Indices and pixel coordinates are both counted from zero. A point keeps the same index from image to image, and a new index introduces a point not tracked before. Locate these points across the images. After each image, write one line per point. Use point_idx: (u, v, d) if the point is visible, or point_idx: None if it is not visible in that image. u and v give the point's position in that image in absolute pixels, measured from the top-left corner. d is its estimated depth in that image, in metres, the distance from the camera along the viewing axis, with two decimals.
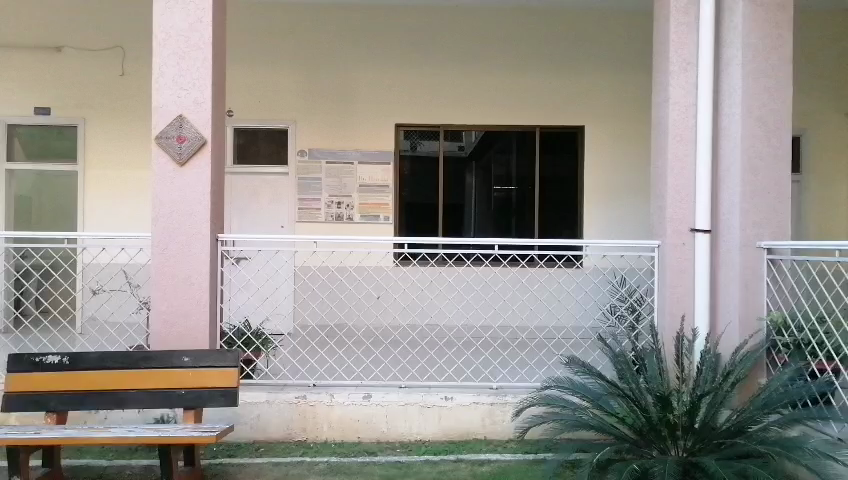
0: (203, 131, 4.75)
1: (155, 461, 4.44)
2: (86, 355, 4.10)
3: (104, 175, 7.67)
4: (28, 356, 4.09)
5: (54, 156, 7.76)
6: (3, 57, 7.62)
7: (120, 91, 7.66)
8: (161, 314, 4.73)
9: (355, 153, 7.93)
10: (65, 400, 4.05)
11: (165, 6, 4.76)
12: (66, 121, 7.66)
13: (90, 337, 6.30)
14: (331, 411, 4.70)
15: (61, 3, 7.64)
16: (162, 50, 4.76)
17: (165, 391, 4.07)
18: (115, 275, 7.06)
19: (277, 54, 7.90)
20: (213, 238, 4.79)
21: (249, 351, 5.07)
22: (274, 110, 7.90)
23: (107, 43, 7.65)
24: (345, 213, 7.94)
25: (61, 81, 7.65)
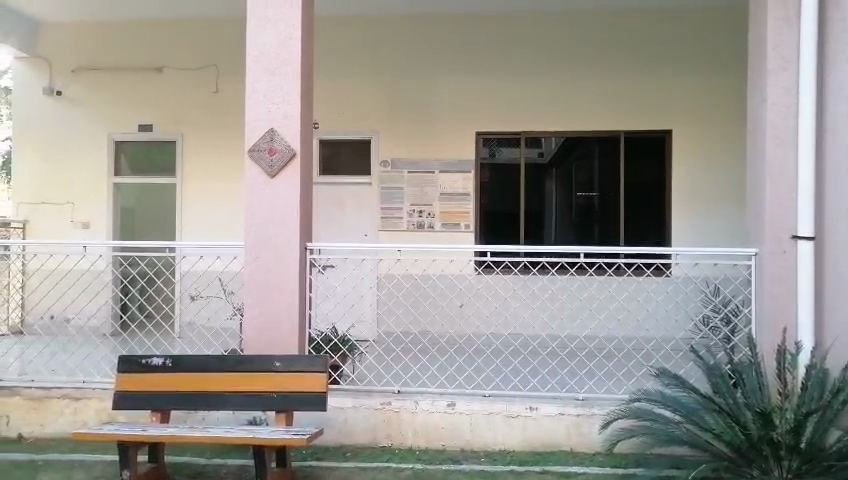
0: (293, 144, 4.94)
1: (249, 461, 4.64)
2: (187, 357, 4.35)
3: (201, 187, 8.10)
4: (136, 357, 4.37)
5: (156, 170, 8.27)
6: (112, 78, 8.22)
7: (214, 107, 8.07)
8: (254, 320, 4.94)
9: (436, 162, 8.01)
10: (168, 400, 4.30)
11: (257, 25, 5.00)
12: (166, 137, 8.15)
13: (188, 340, 6.65)
14: (415, 418, 4.76)
15: (162, 27, 8.16)
16: (255, 67, 4.99)
17: (259, 394, 4.25)
18: (211, 282, 7.44)
19: (359, 66, 8.11)
20: (302, 247, 4.97)
21: (336, 357, 5.21)
22: (357, 121, 8.11)
23: (203, 62, 8.10)
24: (426, 221, 8.02)
25: (162, 99, 8.16)
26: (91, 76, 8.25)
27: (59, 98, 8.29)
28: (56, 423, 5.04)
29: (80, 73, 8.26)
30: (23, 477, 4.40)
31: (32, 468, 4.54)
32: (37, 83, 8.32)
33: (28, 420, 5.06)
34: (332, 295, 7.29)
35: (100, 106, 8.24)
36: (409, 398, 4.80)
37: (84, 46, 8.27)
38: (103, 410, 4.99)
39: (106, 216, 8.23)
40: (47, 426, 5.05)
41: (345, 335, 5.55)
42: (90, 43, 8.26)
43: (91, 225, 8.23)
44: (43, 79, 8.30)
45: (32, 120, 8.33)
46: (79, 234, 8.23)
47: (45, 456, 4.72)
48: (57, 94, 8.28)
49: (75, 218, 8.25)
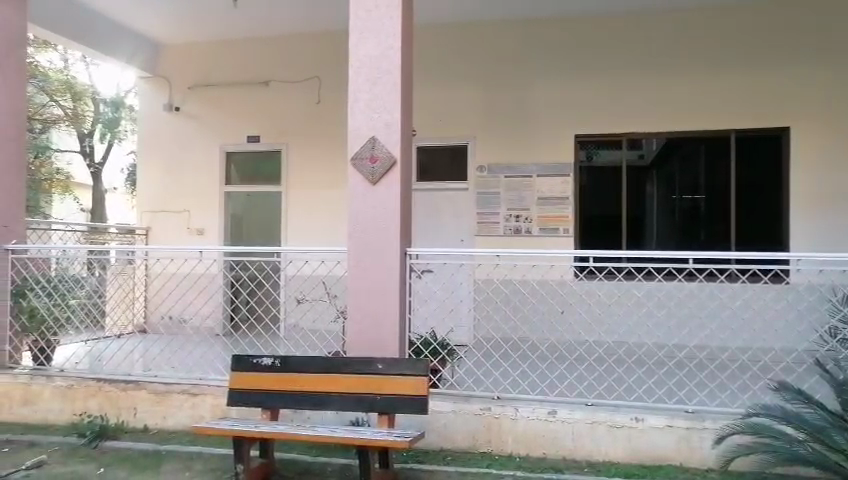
0: (394, 151, 5.05)
1: (353, 461, 4.76)
2: (295, 358, 4.54)
3: (304, 195, 8.42)
4: (247, 357, 4.61)
5: (263, 178, 8.69)
6: (224, 93, 8.74)
7: (317, 117, 8.39)
8: (356, 323, 5.07)
9: (533, 166, 7.91)
10: (277, 398, 4.49)
11: (359, 36, 5.15)
12: (273, 147, 8.55)
13: (294, 342, 6.91)
14: (516, 425, 4.71)
15: (268, 43, 8.59)
16: (357, 78, 5.15)
17: (362, 395, 4.35)
18: (316, 286, 7.72)
19: (455, 73, 8.18)
20: (403, 252, 5.05)
21: (436, 361, 5.24)
22: (453, 127, 8.16)
23: (306, 74, 8.44)
24: (524, 226, 7.92)
25: (268, 112, 8.57)
26: (205, 92, 8.81)
27: (177, 113, 8.91)
28: (176, 417, 5.39)
29: (195, 89, 8.85)
30: (149, 466, 4.74)
31: (156, 458, 4.88)
32: (158, 100, 8.99)
33: (152, 412, 5.44)
34: (431, 300, 7.36)
35: (212, 119, 8.78)
36: (509, 405, 4.76)
37: (198, 64, 8.85)
38: (217, 406, 5.29)
39: (218, 223, 8.74)
40: (169, 419, 5.41)
41: (444, 339, 5.58)
42: (203, 61, 8.83)
43: (204, 231, 8.76)
44: (163, 96, 8.96)
45: (154, 134, 9.00)
46: (194, 240, 8.78)
47: (167, 446, 5.06)
48: (175, 109, 8.91)
49: (190, 225, 8.81)
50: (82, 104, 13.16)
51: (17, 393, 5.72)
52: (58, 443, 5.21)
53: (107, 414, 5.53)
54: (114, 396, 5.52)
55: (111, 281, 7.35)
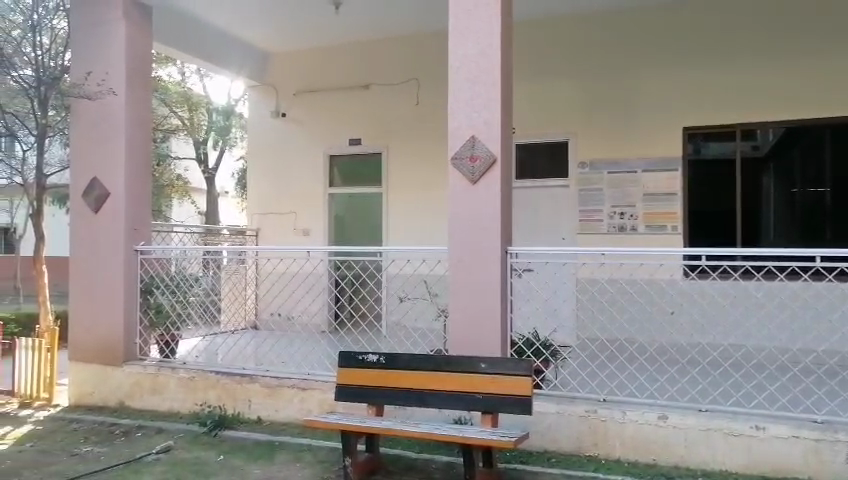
0: (494, 149, 5.03)
1: (456, 459, 4.79)
2: (398, 355, 4.62)
3: (404, 196, 8.57)
4: (353, 354, 4.75)
5: (364, 179, 8.91)
6: (327, 99, 9.05)
7: (416, 118, 8.51)
8: (458, 321, 5.10)
9: (638, 161, 7.62)
10: (381, 395, 4.60)
11: (458, 36, 5.18)
12: (373, 149, 8.76)
13: (396, 340, 7.04)
14: (623, 429, 4.56)
15: (368, 47, 8.81)
16: (456, 77, 5.17)
17: (465, 394, 4.37)
18: (417, 285, 7.82)
19: (553, 69, 8.04)
20: (503, 251, 5.02)
21: (539, 361, 5.17)
22: (553, 124, 8.01)
23: (404, 77, 8.59)
24: (628, 223, 7.64)
25: (369, 114, 8.79)
26: (309, 98, 9.17)
27: (283, 119, 9.32)
28: (287, 410, 5.65)
29: (300, 96, 9.23)
30: (263, 455, 5.00)
31: (270, 448, 5.14)
32: (266, 107, 9.44)
33: (265, 405, 5.73)
34: (531, 299, 7.26)
35: (316, 123, 9.11)
36: (615, 407, 4.61)
37: (302, 72, 9.23)
38: (325, 400, 5.50)
39: (321, 224, 9.06)
40: (280, 411, 5.67)
41: (547, 340, 5.49)
42: (307, 68, 9.19)
43: (310, 232, 9.10)
44: (271, 103, 9.41)
45: (263, 140, 9.46)
46: (300, 240, 9.15)
47: (279, 438, 5.31)
48: (282, 116, 9.33)
49: (296, 226, 9.19)
50: (198, 114, 14.06)
51: (146, 383, 6.20)
52: (183, 431, 5.61)
53: (225, 405, 5.88)
54: (230, 389, 5.87)
55: (225, 280, 7.81)
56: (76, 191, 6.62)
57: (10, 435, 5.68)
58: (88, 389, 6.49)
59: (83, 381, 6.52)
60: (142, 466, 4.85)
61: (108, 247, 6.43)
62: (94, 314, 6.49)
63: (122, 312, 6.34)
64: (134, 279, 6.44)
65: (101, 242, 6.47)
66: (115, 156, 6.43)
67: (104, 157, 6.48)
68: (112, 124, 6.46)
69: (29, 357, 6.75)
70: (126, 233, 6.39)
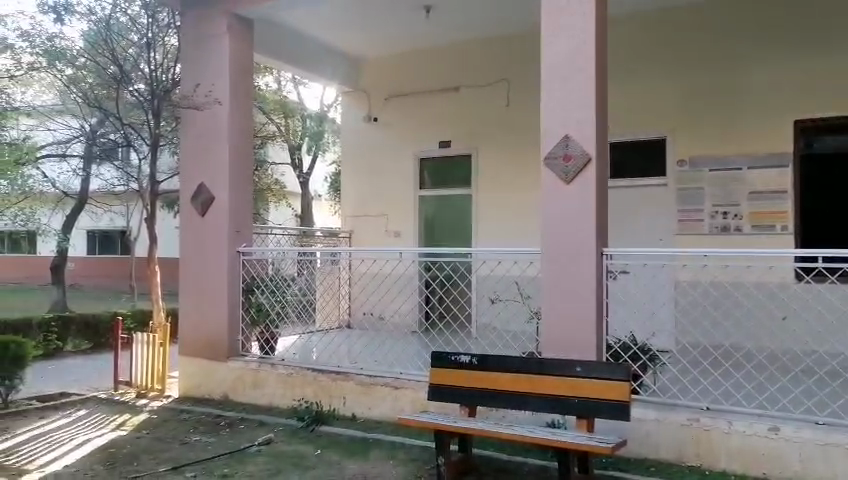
0: (589, 149, 4.92)
1: (550, 463, 4.72)
2: (491, 357, 4.62)
3: (493, 197, 8.54)
4: (446, 355, 4.79)
5: (455, 182, 8.94)
6: (417, 102, 9.17)
7: (506, 119, 8.47)
8: (552, 324, 5.02)
9: (742, 158, 7.22)
10: (473, 397, 4.60)
11: (550, 35, 5.11)
12: (463, 151, 8.79)
13: (487, 341, 7.04)
14: (729, 440, 4.32)
15: (457, 50, 8.86)
16: (549, 76, 5.10)
17: (559, 397, 4.29)
18: (510, 286, 7.74)
19: (649, 65, 7.79)
20: (598, 253, 4.89)
21: (637, 366, 5.01)
22: (649, 121, 7.75)
23: (494, 78, 8.57)
24: (732, 223, 7.24)
25: (459, 117, 8.83)
26: (400, 102, 9.32)
27: (375, 124, 9.54)
28: (381, 408, 5.77)
29: (391, 100, 9.41)
30: (358, 452, 5.12)
31: (364, 445, 5.26)
32: (358, 113, 9.69)
33: (359, 402, 5.88)
34: (627, 302, 7.03)
35: (407, 127, 9.25)
36: (720, 417, 4.39)
37: (393, 76, 9.41)
38: (417, 400, 5.57)
39: (412, 226, 9.18)
40: (374, 409, 5.80)
41: (645, 344, 5.31)
42: (398, 73, 9.36)
43: (400, 234, 9.25)
44: (363, 109, 9.65)
45: (355, 145, 9.72)
46: (391, 242, 9.31)
47: (373, 436, 5.43)
48: (373, 120, 9.55)
49: (388, 228, 9.36)
50: (293, 121, 14.65)
51: (248, 377, 6.52)
52: (282, 425, 5.84)
53: (321, 401, 6.08)
54: (326, 385, 6.06)
55: (321, 283, 8.06)
56: (185, 196, 7.05)
57: (128, 422, 6.12)
58: (196, 382, 6.89)
59: (191, 375, 6.93)
60: (245, 456, 5.10)
61: (214, 249, 6.81)
62: (201, 312, 6.89)
63: (226, 310, 6.71)
64: (237, 279, 6.80)
65: (208, 244, 6.86)
66: (220, 163, 6.81)
67: (211, 164, 6.87)
68: (217, 133, 6.84)
69: (144, 351, 7.27)
70: (229, 236, 6.74)
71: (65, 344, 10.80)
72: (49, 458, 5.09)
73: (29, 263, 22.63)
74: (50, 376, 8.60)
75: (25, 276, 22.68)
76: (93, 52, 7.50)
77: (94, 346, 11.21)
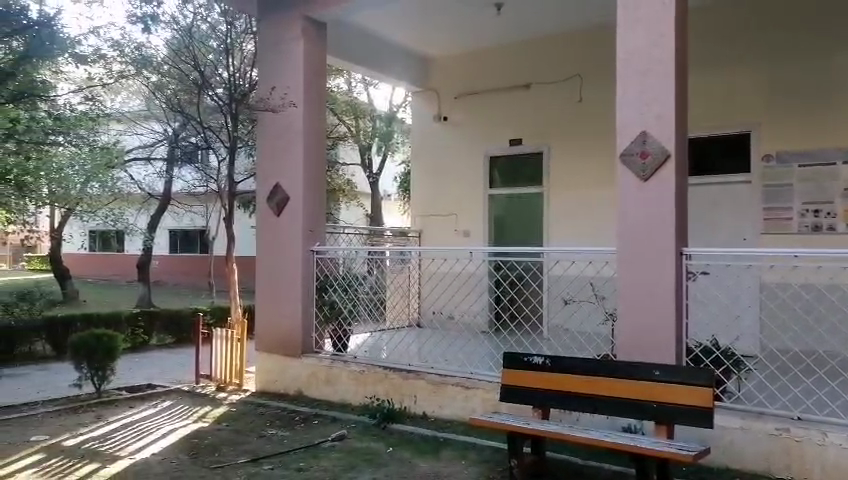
0: (669, 146, 4.74)
1: (627, 469, 4.58)
2: (566, 358, 4.53)
3: (566, 195, 8.38)
4: (519, 355, 4.74)
5: (526, 181, 8.84)
6: (488, 100, 9.12)
7: (579, 115, 8.29)
8: (628, 326, 4.87)
9: (836, 152, 6.78)
10: (547, 399, 4.52)
11: (627, 28, 4.96)
12: (534, 149, 8.68)
13: (560, 342, 6.92)
14: (824, 452, 4.06)
15: (528, 46, 8.75)
16: (626, 71, 4.95)
17: (637, 402, 4.15)
18: (583, 286, 7.56)
19: (732, 56, 7.44)
20: (678, 252, 4.71)
21: (720, 371, 4.81)
22: (731, 115, 7.41)
23: (567, 74, 8.42)
24: (825, 222, 6.82)
25: (531, 114, 8.72)
26: (470, 100, 9.29)
27: (445, 123, 9.54)
28: (451, 407, 5.76)
29: (460, 99, 9.40)
30: (429, 450, 5.14)
31: (436, 444, 5.27)
32: (428, 112, 9.72)
33: (430, 401, 5.90)
34: (709, 304, 6.75)
35: (477, 125, 9.21)
36: (814, 428, 4.13)
37: (463, 74, 9.38)
38: (489, 400, 5.54)
39: (482, 225, 9.11)
40: (445, 408, 5.80)
41: (729, 349, 5.09)
42: (467, 71, 9.34)
43: (470, 233, 9.21)
44: (433, 109, 9.67)
45: (426, 144, 9.75)
46: (461, 242, 9.29)
47: (444, 435, 5.43)
48: (443, 119, 9.55)
49: (458, 227, 9.34)
50: (364, 121, 14.89)
51: (321, 374, 6.66)
52: (355, 421, 5.93)
53: (392, 399, 6.14)
54: (398, 383, 6.11)
55: (392, 283, 8.15)
56: (262, 196, 7.26)
57: (209, 414, 6.37)
58: (271, 377, 7.09)
59: (267, 370, 7.15)
60: (319, 451, 5.21)
61: (289, 247, 7.00)
62: (276, 308, 7.09)
63: (300, 308, 6.86)
64: (311, 277, 6.95)
65: (283, 242, 7.05)
66: (295, 163, 6.98)
67: (286, 164, 7.05)
68: (292, 134, 7.01)
69: (223, 346, 7.56)
70: (303, 235, 6.90)
71: (150, 338, 11.38)
72: (138, 445, 5.37)
73: (116, 260, 23.96)
74: (137, 367, 9.09)
75: (113, 273, 24.00)
76: (176, 59, 7.92)
77: (177, 340, 11.76)
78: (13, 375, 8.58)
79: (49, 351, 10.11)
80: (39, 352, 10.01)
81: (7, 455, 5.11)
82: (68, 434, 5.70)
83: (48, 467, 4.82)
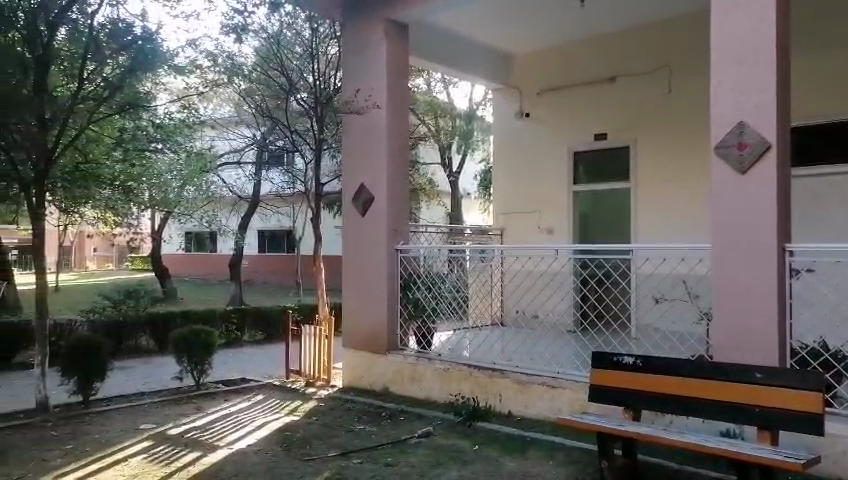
0: (769, 136, 4.49)
1: (726, 475, 4.39)
2: (658, 359, 4.37)
3: (656, 190, 8.09)
4: (609, 356, 4.62)
5: (611, 176, 8.60)
6: (572, 94, 8.94)
7: (668, 107, 8.01)
8: (726, 326, 4.64)
9: None
10: (638, 400, 4.39)
11: (722, 15, 4.75)
12: (620, 144, 8.45)
13: (651, 342, 6.70)
14: None
15: (614, 39, 8.53)
16: (721, 59, 4.73)
17: (736, 406, 3.94)
18: (676, 285, 7.27)
19: (838, 38, 6.95)
20: (780, 249, 4.44)
21: (829, 375, 4.52)
22: (838, 102, 6.93)
23: (655, 65, 8.14)
24: None
25: (616, 107, 8.50)
26: (552, 96, 9.16)
27: (527, 119, 9.43)
28: (538, 406, 5.70)
29: (543, 95, 9.27)
30: (515, 449, 5.11)
31: (523, 443, 5.23)
32: (510, 108, 9.65)
33: (516, 400, 5.86)
34: (814, 303, 6.34)
35: (560, 121, 9.05)
36: None
37: (545, 70, 9.25)
38: (576, 400, 5.45)
39: (567, 222, 8.94)
40: (531, 407, 5.75)
41: (839, 351, 4.77)
42: (548, 66, 9.22)
43: (554, 230, 9.06)
44: (514, 104, 9.59)
45: (507, 142, 9.70)
46: (545, 239, 9.16)
47: (531, 434, 5.38)
48: (526, 116, 9.44)
49: (541, 225, 9.21)
50: (444, 120, 14.95)
51: (407, 371, 6.75)
52: (440, 418, 5.98)
53: (477, 397, 6.14)
54: (483, 381, 6.11)
55: (476, 282, 8.13)
56: (347, 197, 7.44)
57: (300, 408, 6.59)
58: (358, 373, 7.26)
59: (354, 366, 7.32)
60: (406, 446, 5.28)
61: (373, 246, 7.14)
62: (362, 306, 7.25)
63: (385, 305, 7.00)
64: (395, 275, 7.07)
65: (369, 241, 7.19)
66: (378, 163, 7.11)
67: (369, 165, 7.21)
68: (376, 135, 7.14)
69: (312, 342, 7.81)
70: (387, 234, 7.02)
71: (243, 334, 11.90)
72: (236, 436, 5.63)
73: (210, 260, 25.19)
74: (232, 362, 9.53)
75: (207, 273, 25.21)
76: (265, 66, 8.28)
77: (267, 337, 12.24)
78: (123, 368, 9.19)
79: (152, 346, 10.77)
80: (143, 346, 10.67)
81: (120, 441, 5.48)
82: (172, 423, 6.06)
83: (156, 453, 5.14)
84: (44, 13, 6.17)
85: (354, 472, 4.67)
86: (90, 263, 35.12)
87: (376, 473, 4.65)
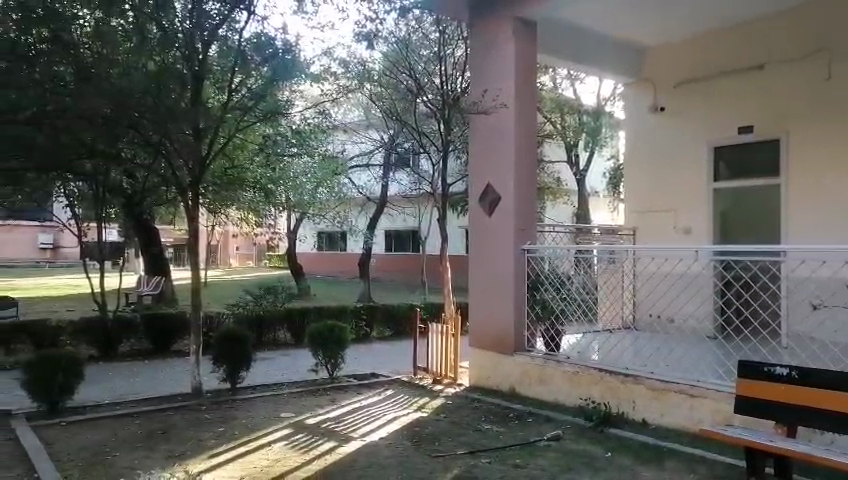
0: None
1: None
2: (815, 371, 3.98)
3: (809, 185, 7.41)
4: (757, 365, 4.27)
5: (756, 172, 7.99)
6: (713, 85, 8.39)
7: (826, 95, 7.29)
8: None
9: None
10: (792, 414, 4.03)
11: None
12: (768, 138, 7.82)
13: (807, 353, 6.12)
14: None
15: (761, 23, 7.89)
16: None
17: None
18: (837, 290, 6.58)
19: None
20: None
21: None
22: None
23: (812, 49, 7.42)
24: None
25: (763, 98, 7.88)
26: (690, 88, 8.67)
27: (662, 113, 9.02)
28: (675, 415, 5.41)
29: (680, 87, 8.80)
30: (651, 459, 4.87)
31: (658, 453, 4.98)
32: (644, 103, 9.28)
33: (651, 408, 5.59)
34: None
35: (698, 115, 8.56)
36: None
37: (683, 61, 8.76)
38: (719, 411, 5.10)
39: (707, 221, 8.40)
40: (668, 416, 5.47)
41: None
42: (685, 58, 8.74)
43: (691, 230, 8.55)
44: (649, 98, 9.22)
45: (639, 138, 9.34)
46: (682, 239, 8.66)
47: (667, 444, 5.12)
48: (660, 110, 9.05)
49: (676, 224, 8.72)
50: (570, 117, 14.56)
51: (534, 373, 6.66)
52: (569, 422, 5.85)
53: (608, 402, 5.93)
54: (615, 387, 5.90)
55: (607, 283, 7.84)
56: (474, 197, 7.46)
57: (427, 405, 6.72)
58: (484, 372, 7.27)
59: (480, 366, 7.33)
60: (535, 449, 5.22)
61: (500, 246, 7.11)
62: (489, 307, 7.23)
63: (512, 306, 6.95)
64: (523, 276, 7.00)
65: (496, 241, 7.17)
66: (507, 162, 7.07)
67: (497, 165, 7.18)
68: (504, 136, 7.10)
69: (439, 341, 7.92)
70: (515, 234, 6.98)
71: (371, 330, 12.31)
72: (368, 429, 5.84)
73: (340, 260, 26.33)
74: (362, 357, 9.90)
75: (337, 271, 26.37)
76: (393, 70, 8.48)
77: (394, 334, 12.58)
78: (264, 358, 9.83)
79: (289, 339, 11.44)
80: (281, 339, 11.36)
81: (263, 427, 5.88)
82: (308, 413, 6.39)
83: (295, 440, 5.46)
84: (199, 31, 6.75)
85: (484, 471, 4.68)
86: (233, 261, 37.94)
87: (506, 474, 4.63)
